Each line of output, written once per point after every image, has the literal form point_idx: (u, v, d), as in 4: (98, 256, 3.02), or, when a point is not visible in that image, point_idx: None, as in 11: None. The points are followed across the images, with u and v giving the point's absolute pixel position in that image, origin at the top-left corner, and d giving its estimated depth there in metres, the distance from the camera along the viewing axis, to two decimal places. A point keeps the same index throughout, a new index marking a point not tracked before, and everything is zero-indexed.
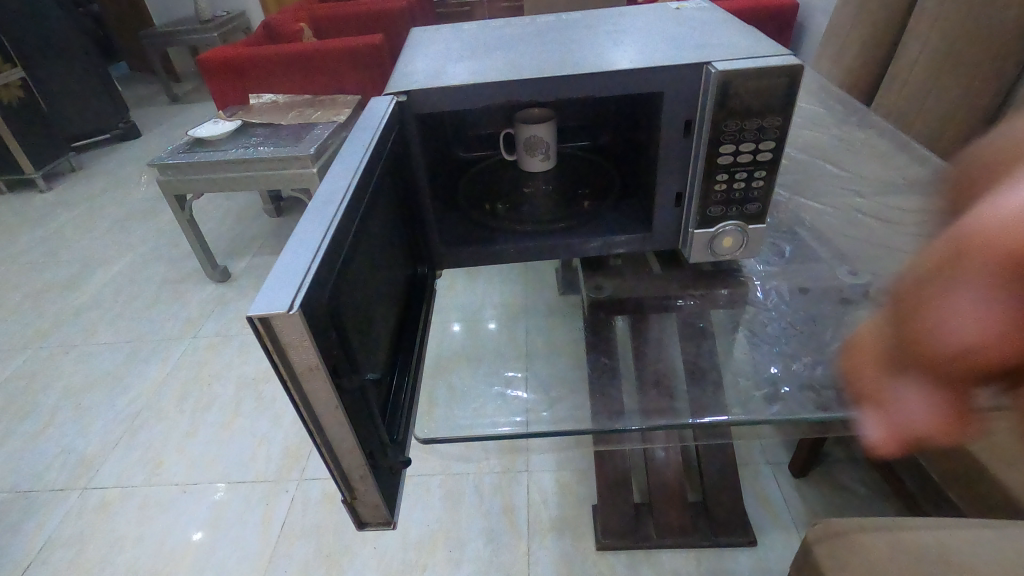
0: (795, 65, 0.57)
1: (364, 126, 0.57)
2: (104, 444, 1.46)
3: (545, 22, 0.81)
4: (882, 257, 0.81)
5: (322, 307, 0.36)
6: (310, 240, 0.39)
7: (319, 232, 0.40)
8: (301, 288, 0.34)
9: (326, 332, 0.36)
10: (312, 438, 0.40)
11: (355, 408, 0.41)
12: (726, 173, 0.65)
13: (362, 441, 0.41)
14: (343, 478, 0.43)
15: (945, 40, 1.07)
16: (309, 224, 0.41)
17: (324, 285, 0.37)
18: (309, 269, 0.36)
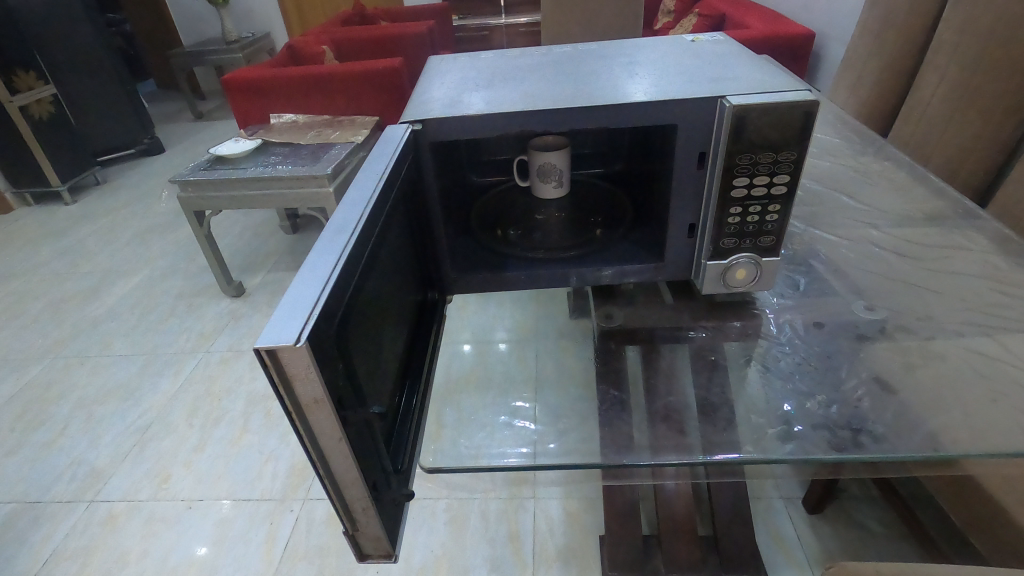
0: (811, 100, 0.57)
1: (382, 154, 0.58)
2: (114, 457, 1.46)
3: (561, 52, 0.82)
4: (900, 291, 0.79)
5: (329, 339, 0.36)
6: (320, 269, 0.39)
7: (330, 260, 0.40)
8: (309, 321, 0.34)
9: (332, 364, 0.37)
10: (316, 470, 0.40)
11: (360, 441, 0.40)
12: (740, 206, 0.64)
13: (365, 473, 0.41)
14: (345, 511, 0.43)
15: (963, 74, 1.08)
16: (318, 254, 0.41)
17: (332, 317, 0.37)
18: (318, 300, 0.36)
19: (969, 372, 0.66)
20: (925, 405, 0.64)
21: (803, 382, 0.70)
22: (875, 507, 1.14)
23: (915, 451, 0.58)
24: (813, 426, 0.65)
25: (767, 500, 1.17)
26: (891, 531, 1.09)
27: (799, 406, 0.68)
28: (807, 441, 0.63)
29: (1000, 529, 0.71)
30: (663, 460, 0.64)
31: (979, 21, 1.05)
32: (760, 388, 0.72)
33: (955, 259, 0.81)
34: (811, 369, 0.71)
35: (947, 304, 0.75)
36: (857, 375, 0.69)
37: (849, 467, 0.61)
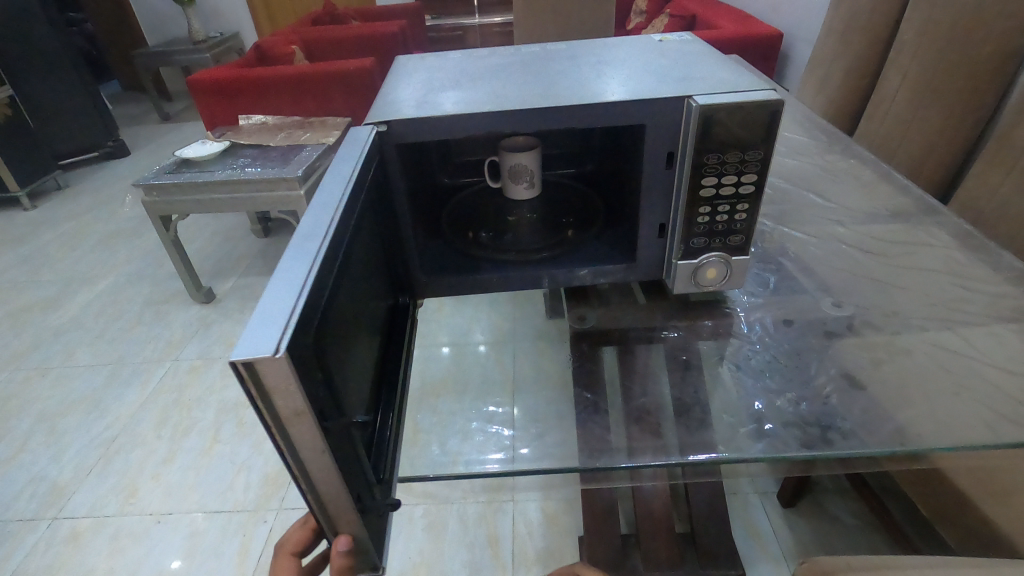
0: (776, 99, 0.58)
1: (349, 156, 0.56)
2: (78, 472, 1.41)
3: (530, 52, 0.82)
4: (867, 288, 0.79)
5: (306, 349, 0.35)
6: (293, 276, 0.38)
7: (303, 268, 0.39)
8: (286, 331, 0.33)
9: (312, 375, 0.35)
10: (299, 485, 0.39)
11: (343, 453, 0.39)
12: (709, 206, 0.64)
13: (349, 485, 0.40)
14: (328, 524, 0.42)
15: (920, 76, 1.14)
16: (289, 261, 0.39)
17: (308, 327, 0.36)
18: (293, 309, 0.35)
19: (933, 368, 0.67)
20: (892, 400, 0.64)
21: (774, 380, 0.70)
22: (848, 500, 1.16)
23: (884, 444, 0.59)
24: (783, 424, 0.65)
25: (743, 496, 1.18)
26: (863, 523, 1.11)
27: (769, 403, 0.68)
28: (778, 439, 0.63)
29: (970, 518, 0.73)
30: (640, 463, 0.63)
31: (935, 21, 1.10)
32: (732, 386, 0.72)
33: (918, 255, 0.83)
34: (782, 367, 0.72)
35: (912, 299, 0.76)
36: (826, 372, 0.70)
37: (822, 464, 0.61)
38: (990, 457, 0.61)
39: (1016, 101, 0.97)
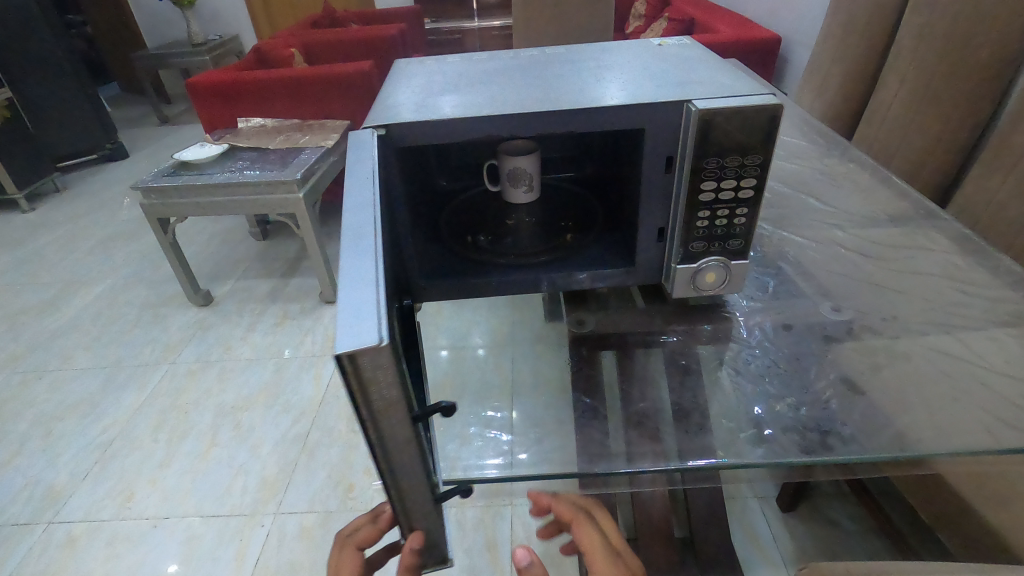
0: (775, 103, 0.57)
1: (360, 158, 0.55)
2: (74, 476, 1.41)
3: (530, 56, 0.82)
4: (866, 293, 0.79)
5: (393, 343, 0.38)
6: (365, 278, 0.40)
7: (371, 269, 0.41)
8: (382, 323, 0.35)
9: (400, 368, 0.38)
10: (382, 473, 0.42)
11: (420, 442, 0.43)
12: (708, 210, 0.64)
13: (426, 471, 0.44)
14: (405, 514, 0.46)
15: (920, 81, 1.15)
16: (353, 265, 0.41)
17: (388, 322, 0.38)
18: (379, 305, 0.37)
19: (932, 372, 0.67)
20: (893, 405, 0.64)
21: (773, 385, 0.70)
22: (847, 504, 1.16)
23: (884, 451, 0.58)
24: (782, 429, 0.64)
25: (742, 500, 1.18)
26: (863, 528, 1.11)
27: (769, 409, 0.67)
28: (777, 445, 0.62)
29: (972, 522, 0.72)
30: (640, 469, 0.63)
31: (935, 28, 1.11)
32: (731, 391, 0.71)
33: (917, 259, 0.82)
34: (780, 371, 0.71)
35: (911, 304, 0.76)
36: (825, 376, 0.69)
37: (822, 469, 0.61)
38: (990, 462, 0.60)
39: (1013, 106, 0.98)
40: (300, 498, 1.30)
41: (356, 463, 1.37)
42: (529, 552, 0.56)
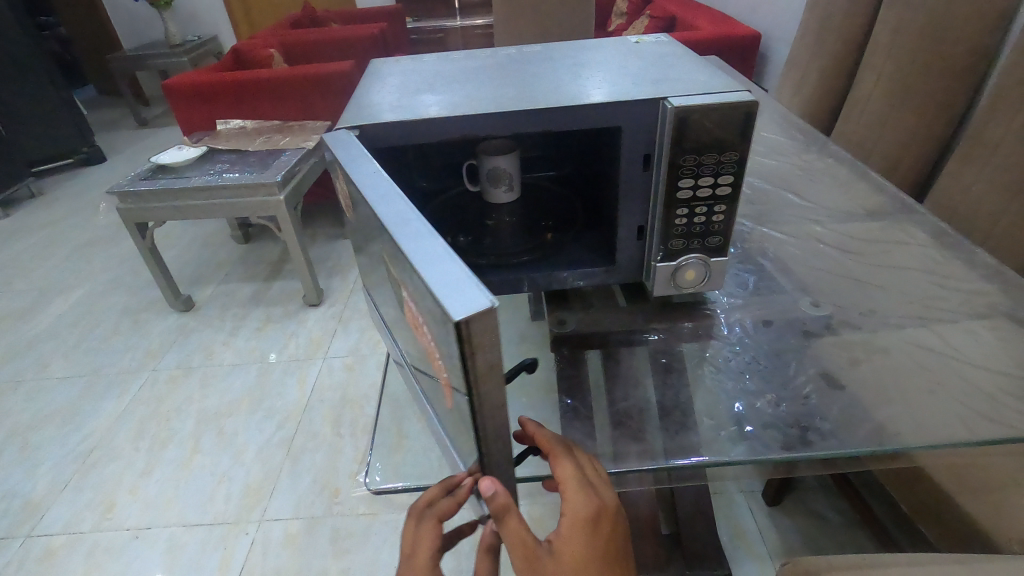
0: (750, 100, 0.57)
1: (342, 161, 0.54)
2: (52, 487, 1.38)
3: (507, 55, 0.81)
4: (844, 287, 0.79)
5: None
6: (436, 250, 0.36)
7: (435, 243, 0.36)
8: (484, 285, 0.32)
9: None
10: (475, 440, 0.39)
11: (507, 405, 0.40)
12: (686, 208, 0.64)
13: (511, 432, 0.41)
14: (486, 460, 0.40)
15: (895, 76, 1.17)
16: (413, 243, 0.36)
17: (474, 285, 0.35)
18: (468, 271, 0.34)
19: (910, 366, 0.66)
20: (872, 397, 0.63)
21: (752, 381, 0.68)
22: (830, 496, 1.17)
23: (865, 444, 0.57)
24: (762, 425, 0.63)
25: (729, 495, 1.18)
26: (847, 520, 1.12)
27: (749, 406, 0.65)
28: (758, 442, 0.61)
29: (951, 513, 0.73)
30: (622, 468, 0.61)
31: (907, 24, 1.14)
32: (711, 388, 0.69)
33: (895, 253, 0.83)
34: (761, 368, 0.69)
35: (889, 297, 0.76)
36: (804, 371, 0.67)
37: (804, 466, 0.60)
38: (969, 455, 0.60)
39: (986, 100, 1.00)
40: (285, 504, 1.29)
41: (342, 468, 1.35)
42: (498, 480, 0.41)
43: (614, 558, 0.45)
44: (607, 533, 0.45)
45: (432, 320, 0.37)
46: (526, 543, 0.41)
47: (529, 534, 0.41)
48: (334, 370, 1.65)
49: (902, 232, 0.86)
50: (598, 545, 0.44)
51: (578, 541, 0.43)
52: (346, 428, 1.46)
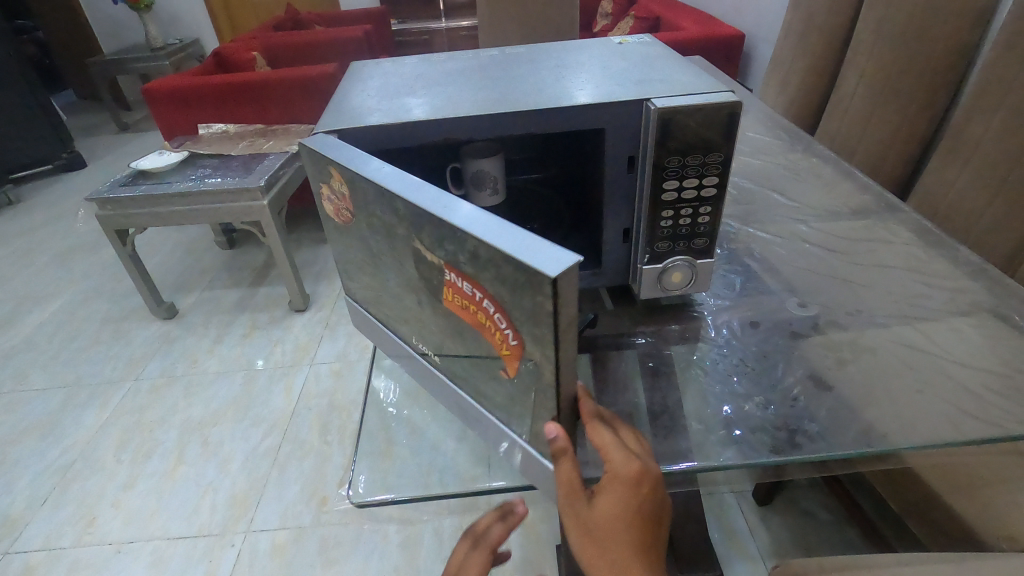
0: (734, 100, 0.56)
1: (333, 165, 0.54)
2: (31, 502, 1.34)
3: (489, 56, 0.80)
4: (831, 286, 0.78)
5: None
6: (499, 224, 0.40)
7: (491, 218, 0.40)
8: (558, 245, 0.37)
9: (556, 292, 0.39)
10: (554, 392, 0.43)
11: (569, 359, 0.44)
12: (671, 210, 0.64)
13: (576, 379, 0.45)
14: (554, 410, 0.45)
15: (878, 73, 1.18)
16: (471, 221, 0.40)
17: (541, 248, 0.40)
18: (536, 236, 0.38)
19: (899, 365, 0.64)
20: (861, 396, 0.61)
21: (741, 384, 0.66)
22: (819, 493, 1.18)
23: (856, 446, 0.56)
24: (751, 429, 0.60)
25: (719, 496, 1.18)
26: (836, 517, 1.13)
27: (738, 409, 0.63)
28: (747, 446, 0.59)
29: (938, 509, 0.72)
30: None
31: (890, 22, 1.14)
32: (699, 390, 0.66)
33: (881, 252, 0.83)
34: (749, 370, 0.67)
35: (876, 296, 0.75)
36: (792, 374, 0.65)
37: (795, 470, 0.58)
38: (960, 454, 0.59)
39: (967, 98, 1.01)
40: (272, 514, 1.26)
41: (329, 476, 1.33)
42: (560, 426, 0.45)
43: (649, 519, 0.47)
44: (643, 496, 0.46)
45: (502, 290, 0.40)
46: (572, 483, 0.47)
47: (575, 477, 0.47)
48: (321, 376, 1.63)
49: (886, 231, 0.87)
50: (631, 505, 0.46)
51: (612, 498, 0.46)
52: (334, 435, 1.44)
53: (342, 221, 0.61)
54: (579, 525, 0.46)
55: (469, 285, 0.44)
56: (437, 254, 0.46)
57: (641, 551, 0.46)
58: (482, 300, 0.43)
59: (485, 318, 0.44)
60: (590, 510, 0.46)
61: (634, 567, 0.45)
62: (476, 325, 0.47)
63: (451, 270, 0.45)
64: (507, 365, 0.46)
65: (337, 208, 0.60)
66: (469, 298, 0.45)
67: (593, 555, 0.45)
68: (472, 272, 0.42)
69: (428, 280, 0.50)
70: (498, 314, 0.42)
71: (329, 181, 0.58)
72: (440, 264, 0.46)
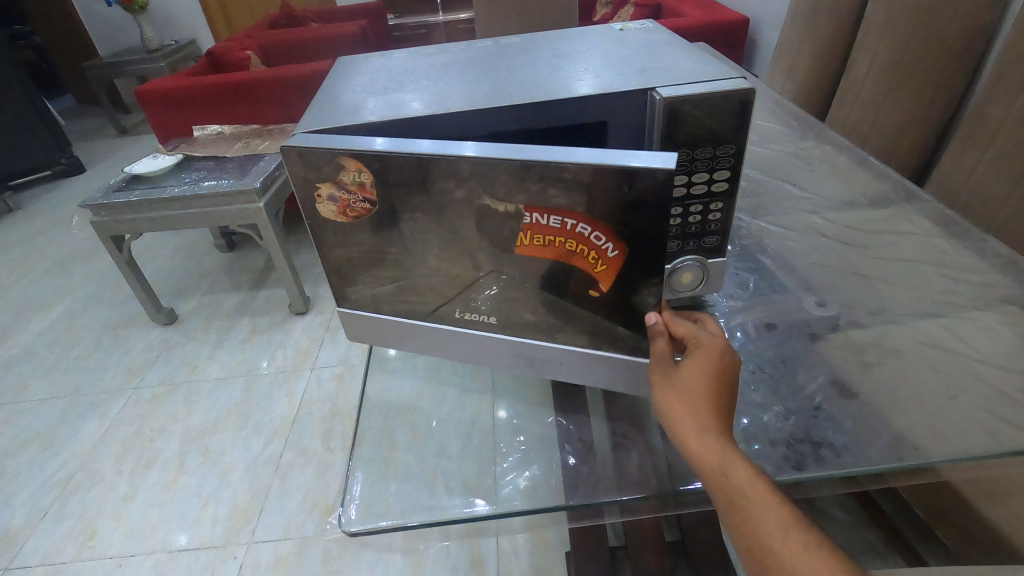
0: (747, 87, 0.52)
1: (349, 154, 0.52)
2: (31, 516, 1.32)
3: (482, 48, 0.76)
4: (850, 283, 0.73)
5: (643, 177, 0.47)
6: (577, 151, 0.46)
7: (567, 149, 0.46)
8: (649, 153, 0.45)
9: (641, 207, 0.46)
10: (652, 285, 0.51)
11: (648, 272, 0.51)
12: (680, 207, 0.59)
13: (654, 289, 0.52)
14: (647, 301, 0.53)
15: (894, 53, 1.13)
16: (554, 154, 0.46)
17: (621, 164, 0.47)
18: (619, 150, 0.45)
19: (926, 369, 0.60)
20: (889, 404, 0.57)
21: (758, 393, 0.61)
22: None
23: (886, 460, 0.52)
24: (770, 443, 0.56)
25: None
26: None
27: (756, 420, 0.58)
28: (767, 461, 0.54)
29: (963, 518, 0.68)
30: (616, 498, 0.64)
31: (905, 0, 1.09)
32: None
33: (901, 244, 0.78)
34: (767, 377, 0.63)
35: (898, 294, 0.70)
36: (814, 380, 0.61)
37: (820, 485, 0.54)
38: (998, 466, 0.55)
39: (987, 80, 0.96)
40: (275, 524, 1.24)
41: (331, 484, 1.31)
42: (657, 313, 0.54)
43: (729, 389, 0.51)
44: (726, 366, 0.52)
45: (605, 204, 0.47)
46: (663, 354, 0.54)
47: (668, 350, 0.54)
48: (323, 381, 1.60)
49: (906, 222, 0.82)
50: (713, 370, 0.51)
51: (698, 362, 0.52)
52: (336, 441, 1.41)
53: (352, 217, 0.58)
54: (665, 384, 0.52)
55: (557, 218, 0.50)
56: (512, 201, 0.51)
57: (719, 412, 0.50)
58: (575, 226, 0.49)
59: (577, 243, 0.51)
60: (677, 371, 0.52)
61: (714, 420, 0.49)
62: (558, 255, 0.52)
63: (531, 210, 0.50)
64: (599, 283, 0.53)
65: (345, 205, 0.57)
66: (556, 232, 0.51)
67: (675, 404, 0.51)
68: (563, 203, 0.48)
69: (492, 233, 0.54)
70: (597, 232, 0.49)
71: (337, 178, 0.55)
72: (518, 209, 0.51)
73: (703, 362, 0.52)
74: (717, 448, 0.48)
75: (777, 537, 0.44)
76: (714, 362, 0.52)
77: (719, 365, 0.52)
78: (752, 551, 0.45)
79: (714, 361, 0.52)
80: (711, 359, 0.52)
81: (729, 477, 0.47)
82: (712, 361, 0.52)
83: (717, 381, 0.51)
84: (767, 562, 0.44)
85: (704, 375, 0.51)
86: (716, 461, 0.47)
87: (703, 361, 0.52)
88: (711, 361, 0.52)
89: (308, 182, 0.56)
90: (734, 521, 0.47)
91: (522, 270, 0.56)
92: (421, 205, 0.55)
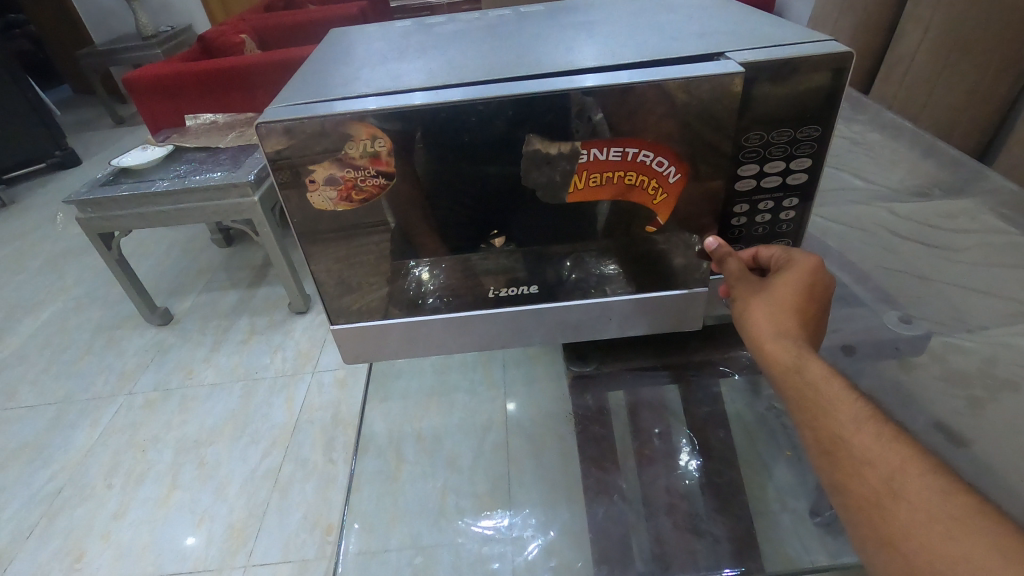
0: (843, 53, 0.40)
1: (359, 119, 0.41)
2: (17, 535, 1.25)
3: (499, 16, 0.64)
4: (935, 295, 0.63)
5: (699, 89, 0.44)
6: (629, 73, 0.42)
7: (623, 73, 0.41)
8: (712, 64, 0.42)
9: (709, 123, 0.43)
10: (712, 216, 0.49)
11: (705, 203, 0.47)
12: (745, 203, 0.48)
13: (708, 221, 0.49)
14: (696, 228, 0.49)
15: (950, 22, 0.98)
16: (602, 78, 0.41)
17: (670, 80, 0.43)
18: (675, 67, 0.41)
19: None
20: None
21: None
22: None
23: None
24: None
25: None
26: None
27: None
28: None
29: None
30: None
31: None
32: None
33: (989, 243, 0.67)
34: None
35: (992, 307, 0.61)
36: None
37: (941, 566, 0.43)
38: None
39: None
40: (274, 545, 1.15)
41: (334, 503, 1.21)
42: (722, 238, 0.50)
43: (815, 304, 0.46)
44: (817, 281, 0.46)
45: (680, 131, 0.43)
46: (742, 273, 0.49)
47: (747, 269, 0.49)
48: (324, 386, 1.50)
49: (993, 220, 0.70)
50: (803, 284, 0.46)
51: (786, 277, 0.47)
52: (339, 452, 1.31)
53: (358, 201, 0.46)
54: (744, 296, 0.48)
55: (617, 150, 0.44)
56: (565, 141, 0.44)
57: (803, 327, 0.45)
58: (636, 155, 0.44)
59: (638, 174, 0.46)
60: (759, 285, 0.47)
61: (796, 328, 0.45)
62: (615, 196, 0.47)
63: (589, 146, 0.44)
64: (658, 217, 0.48)
65: (349, 186, 0.45)
66: (616, 165, 0.45)
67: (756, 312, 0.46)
68: (625, 127, 0.43)
69: (542, 184, 0.47)
70: (659, 156, 0.44)
71: (339, 153, 0.43)
72: (572, 148, 0.44)
73: (793, 276, 0.46)
74: (793, 346, 0.43)
75: (849, 427, 0.38)
76: (805, 276, 0.46)
77: (811, 279, 0.46)
78: (820, 445, 0.39)
79: (806, 273, 0.46)
80: (803, 273, 0.46)
81: (802, 370, 0.41)
82: (802, 276, 0.46)
83: (805, 295, 0.46)
84: (837, 455, 0.38)
85: (792, 286, 0.46)
86: (790, 357, 0.43)
87: (792, 275, 0.46)
88: (801, 273, 0.46)
89: (296, 170, 0.44)
90: (803, 418, 0.41)
91: (566, 218, 0.49)
92: (445, 163, 0.46)
